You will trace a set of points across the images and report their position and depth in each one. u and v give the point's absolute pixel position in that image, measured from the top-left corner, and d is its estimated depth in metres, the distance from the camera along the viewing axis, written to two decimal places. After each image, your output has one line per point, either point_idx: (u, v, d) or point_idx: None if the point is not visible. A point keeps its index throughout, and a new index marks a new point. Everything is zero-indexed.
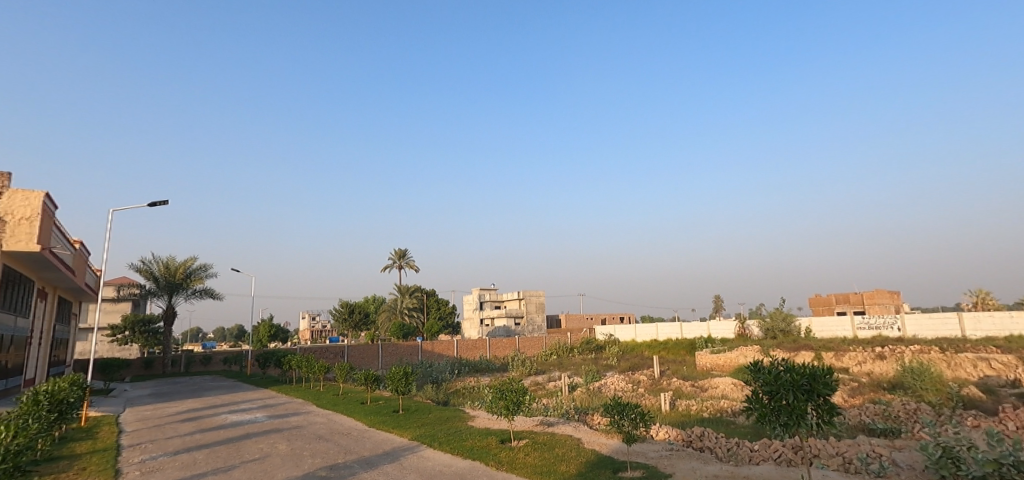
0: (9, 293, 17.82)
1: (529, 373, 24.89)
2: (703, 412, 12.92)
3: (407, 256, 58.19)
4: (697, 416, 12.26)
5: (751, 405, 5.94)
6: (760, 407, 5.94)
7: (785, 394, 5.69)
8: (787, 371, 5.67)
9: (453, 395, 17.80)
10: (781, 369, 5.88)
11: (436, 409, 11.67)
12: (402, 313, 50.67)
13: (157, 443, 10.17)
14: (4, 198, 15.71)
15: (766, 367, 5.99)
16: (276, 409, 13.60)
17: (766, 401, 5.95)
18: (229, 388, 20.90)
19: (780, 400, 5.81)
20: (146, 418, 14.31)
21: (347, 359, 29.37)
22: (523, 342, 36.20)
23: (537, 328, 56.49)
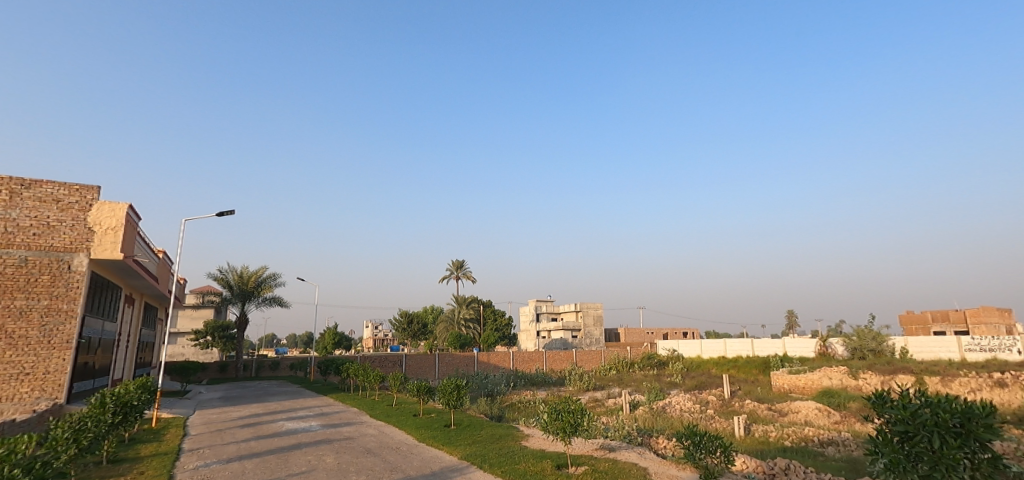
0: (98, 298, 18.99)
1: (587, 388, 23.94)
2: (784, 440, 11.88)
3: (464, 267, 58.54)
4: (778, 447, 11.41)
5: (875, 449, 4.91)
6: (890, 452, 4.83)
7: (924, 434, 4.66)
8: (927, 406, 4.66)
9: (510, 410, 17.25)
10: (917, 404, 4.83)
11: (489, 426, 11.15)
12: (459, 324, 50.95)
13: (214, 449, 10.27)
14: (92, 211, 16.89)
15: (896, 400, 4.95)
16: (331, 418, 13.58)
17: (897, 444, 4.85)
18: (292, 394, 21.35)
19: (915, 441, 4.73)
20: (211, 421, 14.70)
21: (405, 369, 29.54)
22: (581, 356, 35.17)
23: (595, 341, 55.11)
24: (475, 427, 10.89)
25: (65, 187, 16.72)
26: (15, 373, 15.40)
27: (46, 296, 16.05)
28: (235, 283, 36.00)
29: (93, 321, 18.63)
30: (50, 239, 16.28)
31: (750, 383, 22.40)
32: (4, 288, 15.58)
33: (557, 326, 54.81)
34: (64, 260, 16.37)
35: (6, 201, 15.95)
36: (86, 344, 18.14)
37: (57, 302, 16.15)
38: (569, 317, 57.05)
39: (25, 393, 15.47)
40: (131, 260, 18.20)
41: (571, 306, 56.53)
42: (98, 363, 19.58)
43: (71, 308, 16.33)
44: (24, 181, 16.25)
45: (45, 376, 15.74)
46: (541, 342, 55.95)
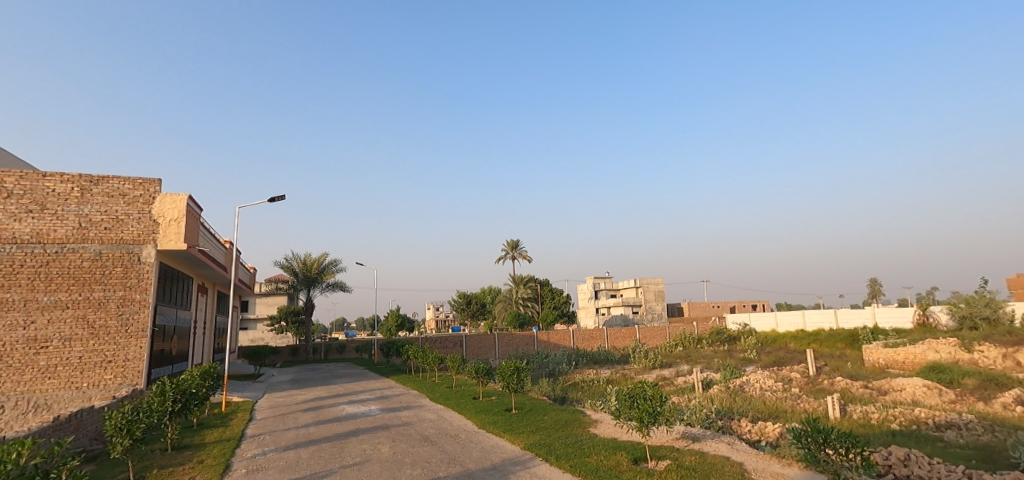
0: (170, 288, 19.70)
1: (654, 366, 22.81)
2: (891, 423, 10.63)
3: (519, 246, 58.05)
4: (884, 430, 10.10)
5: None
6: None
7: None
8: None
9: (575, 392, 16.49)
10: None
11: (553, 409, 10.44)
12: (517, 303, 50.80)
13: (275, 436, 10.14)
14: (156, 203, 17.32)
15: None
16: (390, 402, 13.30)
17: None
18: (356, 376, 21.53)
19: None
20: (277, 405, 14.84)
21: (465, 348, 29.48)
22: (645, 332, 33.84)
23: (657, 316, 53.37)
24: (536, 412, 10.19)
25: (130, 182, 17.25)
26: (98, 361, 16.21)
27: (121, 287, 16.69)
28: (299, 269, 37.04)
29: (167, 310, 19.34)
30: (119, 232, 16.88)
31: (837, 358, 20.52)
32: (83, 281, 16.36)
33: (617, 302, 53.47)
34: (133, 252, 16.95)
35: (78, 198, 16.69)
36: (162, 332, 18.86)
37: (131, 292, 16.77)
38: (628, 293, 55.53)
39: (108, 380, 16.26)
40: (196, 250, 18.61)
41: (630, 281, 54.93)
42: (176, 350, 20.45)
43: (144, 298, 16.92)
44: (92, 177, 16.92)
45: (125, 364, 16.46)
46: (601, 319, 54.85)
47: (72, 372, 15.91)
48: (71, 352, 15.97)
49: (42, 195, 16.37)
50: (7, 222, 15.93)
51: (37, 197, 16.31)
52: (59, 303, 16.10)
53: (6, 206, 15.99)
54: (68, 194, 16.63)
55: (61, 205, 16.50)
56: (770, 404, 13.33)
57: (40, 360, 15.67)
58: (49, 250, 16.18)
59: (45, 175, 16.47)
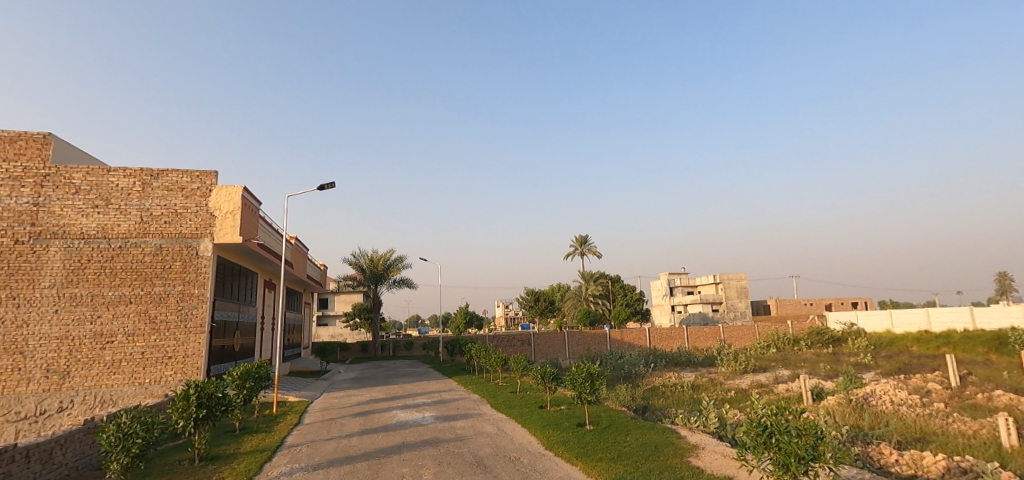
0: (234, 284, 19.43)
1: (746, 371, 20.09)
2: None
3: (588, 242, 55.79)
4: None
5: None
6: None
7: None
8: None
9: (658, 401, 14.33)
10: None
11: (638, 426, 8.48)
12: (587, 301, 48.45)
13: (313, 448, 8.92)
14: (212, 196, 16.95)
15: None
16: (446, 409, 11.81)
17: None
18: (418, 376, 20.44)
19: None
20: (331, 407, 13.80)
21: (533, 347, 27.93)
22: (731, 332, 30.63)
23: (740, 315, 49.24)
24: (614, 429, 8.31)
25: (187, 175, 16.96)
26: (159, 357, 16.01)
27: (180, 281, 16.42)
28: (367, 266, 36.86)
29: (230, 305, 19.01)
30: (179, 226, 16.63)
31: (980, 366, 16.95)
32: (145, 276, 16.24)
33: (694, 299, 49.88)
34: (191, 246, 16.63)
35: (139, 192, 16.59)
36: (225, 328, 18.51)
37: (190, 287, 16.46)
38: (706, 290, 51.80)
39: (169, 376, 16.01)
40: (255, 244, 18.13)
41: (709, 277, 51.16)
42: (241, 346, 20.19)
43: (202, 293, 16.55)
44: (152, 171, 16.74)
45: (185, 360, 16.14)
46: (677, 317, 51.47)
47: (135, 367, 15.85)
48: (134, 348, 15.91)
49: (107, 190, 16.41)
50: (76, 217, 16.11)
51: (102, 192, 16.37)
52: (123, 298, 16.07)
53: (74, 202, 16.16)
54: (131, 188, 16.57)
55: (125, 199, 16.47)
56: (912, 422, 10.60)
57: (106, 355, 15.73)
58: (114, 245, 16.19)
59: (109, 170, 16.49)
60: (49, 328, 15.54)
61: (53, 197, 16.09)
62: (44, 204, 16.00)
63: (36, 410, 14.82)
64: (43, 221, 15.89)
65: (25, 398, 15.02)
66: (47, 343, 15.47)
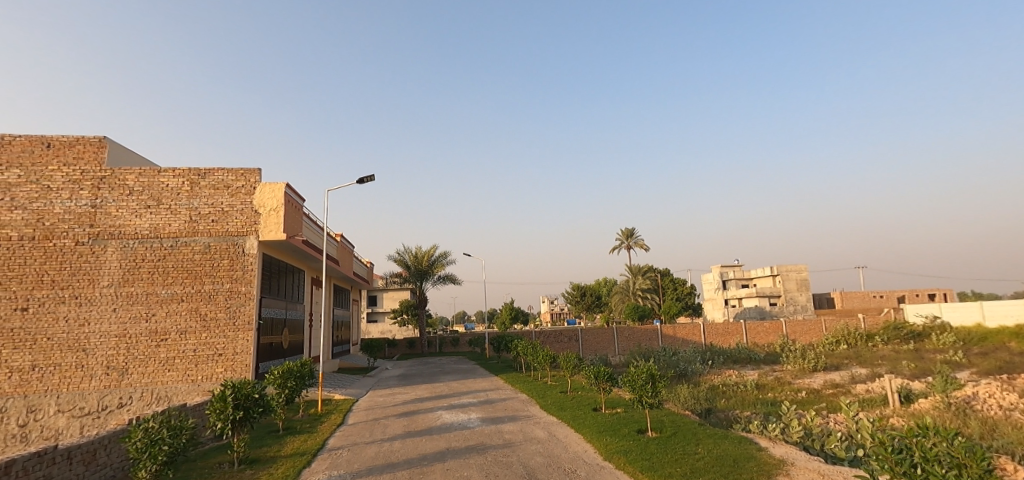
0: (281, 281, 19.48)
1: (815, 369, 18.57)
2: None
3: (635, 234, 54.07)
4: None
5: None
6: None
7: None
8: None
9: (722, 404, 13.21)
10: None
11: (709, 436, 7.54)
12: (636, 295, 46.67)
13: (354, 453, 8.44)
14: (257, 193, 16.94)
15: None
16: (494, 410, 11.16)
17: None
18: (464, 373, 19.96)
19: None
20: (376, 406, 13.42)
21: (581, 343, 27.17)
22: (794, 327, 28.72)
23: (800, 309, 46.52)
24: (681, 439, 7.41)
25: (232, 173, 17.01)
26: (210, 354, 16.14)
27: (228, 279, 16.50)
28: (411, 262, 36.80)
29: (278, 303, 19.06)
30: (225, 224, 16.71)
31: None
32: (194, 274, 16.41)
33: (750, 292, 47.50)
34: (237, 244, 16.67)
35: (188, 192, 16.77)
36: (273, 325, 18.56)
37: (237, 285, 16.52)
38: (763, 283, 49.02)
39: (219, 373, 16.11)
40: (300, 240, 18.07)
41: (765, 269, 48.55)
42: (289, 343, 20.27)
43: (248, 291, 16.58)
44: (199, 170, 16.88)
45: (234, 357, 16.21)
46: (731, 311, 49.14)
47: (188, 365, 16.04)
48: (187, 345, 16.10)
49: (158, 191, 16.65)
50: (130, 218, 16.44)
51: (153, 193, 16.63)
52: (175, 296, 16.28)
53: (128, 203, 16.49)
54: (180, 188, 16.77)
55: (174, 199, 16.68)
56: None
57: (161, 352, 16.00)
58: (165, 244, 16.42)
59: (159, 170, 16.73)
60: (108, 326, 15.92)
61: (109, 199, 16.46)
62: (101, 206, 16.40)
63: (98, 406, 15.46)
64: (100, 222, 16.30)
65: (89, 395, 15.55)
66: (107, 341, 15.86)
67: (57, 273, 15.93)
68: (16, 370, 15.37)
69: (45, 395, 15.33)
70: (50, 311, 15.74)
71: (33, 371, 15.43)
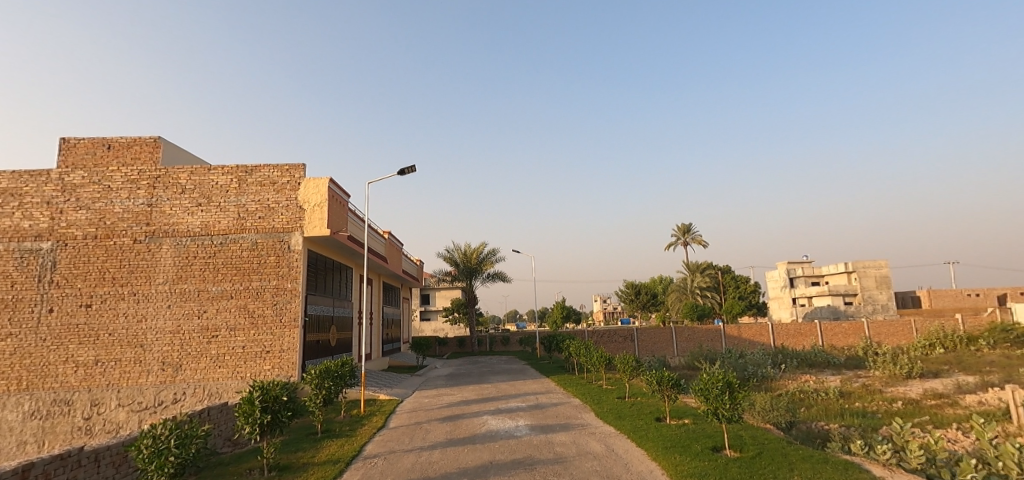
0: (329, 278, 19.28)
1: (909, 376, 17.12)
2: None
3: (692, 230, 51.54)
4: None
5: None
6: None
7: None
8: None
9: (806, 417, 11.68)
10: None
11: (806, 463, 6.20)
12: (695, 293, 44.35)
13: (390, 463, 7.69)
14: (301, 189, 16.71)
15: None
16: (543, 416, 10.15)
17: None
18: (514, 374, 19.12)
19: None
20: (420, 408, 12.73)
21: (637, 344, 26.03)
22: (877, 328, 26.19)
23: (880, 308, 42.96)
24: (772, 467, 6.10)
25: (278, 169, 16.85)
26: (258, 351, 16.03)
27: (274, 276, 16.35)
28: (461, 260, 36.34)
29: (326, 300, 18.86)
30: (271, 221, 16.56)
31: None
32: (242, 271, 16.35)
33: (822, 291, 44.22)
34: (283, 240, 16.49)
35: (236, 189, 16.73)
36: (321, 323, 18.33)
37: (283, 282, 16.33)
38: (836, 280, 45.49)
39: (267, 371, 15.96)
40: (345, 236, 17.74)
41: (839, 266, 45.07)
42: (337, 340, 20.07)
43: (294, 287, 16.36)
44: (246, 167, 16.81)
45: (281, 355, 16.00)
46: (800, 310, 45.87)
47: (237, 362, 15.98)
48: (236, 342, 16.07)
49: (208, 188, 16.70)
50: (182, 216, 16.56)
51: (204, 191, 16.69)
52: (225, 293, 16.27)
53: (181, 201, 16.62)
54: (228, 185, 16.76)
55: (223, 197, 16.69)
56: None
57: (212, 349, 16.02)
58: (215, 241, 16.45)
59: (209, 168, 16.77)
60: (163, 322, 16.10)
61: (163, 197, 16.62)
62: (156, 204, 16.58)
63: (155, 401, 15.63)
64: (156, 220, 16.49)
65: (146, 390, 15.75)
66: (162, 337, 16.04)
67: (116, 271, 16.24)
68: (80, 365, 15.75)
69: (107, 390, 15.64)
70: (111, 308, 16.06)
71: (96, 366, 15.78)
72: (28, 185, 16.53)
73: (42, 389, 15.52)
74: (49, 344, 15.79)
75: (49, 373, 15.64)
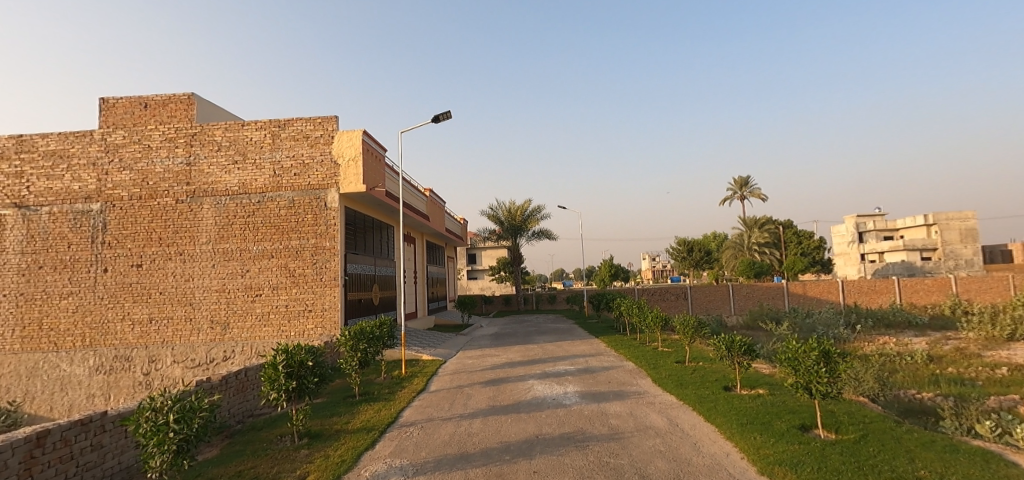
0: (369, 237, 18.82)
1: (1009, 340, 15.14)
2: None
3: (750, 183, 48.47)
4: None
5: None
6: None
7: None
8: None
9: (894, 385, 10.30)
10: None
11: (933, 454, 4.97)
12: (752, 251, 41.73)
13: (426, 433, 6.97)
14: (335, 143, 16.03)
15: None
16: (594, 382, 9.21)
17: None
18: (563, 334, 18.30)
19: None
20: (463, 370, 12.09)
21: (691, 303, 24.64)
22: (965, 285, 23.71)
23: (962, 264, 39.52)
24: (887, 457, 4.91)
25: (310, 122, 16.18)
26: (301, 310, 15.82)
27: (313, 234, 15.94)
28: (506, 218, 35.45)
29: (367, 259, 18.43)
30: (307, 177, 16.02)
31: None
32: (282, 230, 16.02)
33: (896, 246, 40.86)
34: (320, 197, 15.97)
35: (270, 144, 16.23)
36: (363, 282, 17.97)
37: (322, 240, 15.92)
38: (913, 234, 41.86)
39: (311, 330, 15.77)
40: (382, 192, 17.07)
41: (917, 219, 41.41)
42: (381, 299, 19.77)
43: (333, 246, 15.92)
44: (279, 121, 16.22)
45: (324, 314, 15.75)
46: (869, 267, 42.79)
47: (282, 320, 15.86)
48: (280, 301, 15.89)
49: (243, 145, 16.27)
50: (220, 174, 16.26)
51: (239, 147, 16.28)
52: (266, 252, 16.03)
53: (217, 159, 16.29)
54: (263, 141, 16.26)
55: (259, 153, 16.24)
56: None
57: (257, 307, 15.93)
58: (253, 199, 16.12)
59: (243, 124, 16.30)
60: (209, 281, 16.08)
61: (201, 155, 16.33)
62: (195, 162, 16.32)
63: (206, 358, 15.78)
64: (195, 179, 16.27)
65: (198, 347, 15.91)
66: (209, 295, 16.06)
67: (162, 231, 16.25)
68: (136, 322, 16.05)
69: (162, 347, 15.90)
70: (160, 267, 16.16)
71: (150, 324, 16.04)
72: (74, 146, 16.53)
73: (104, 346, 15.94)
74: (106, 302, 16.09)
75: (109, 330, 16.03)
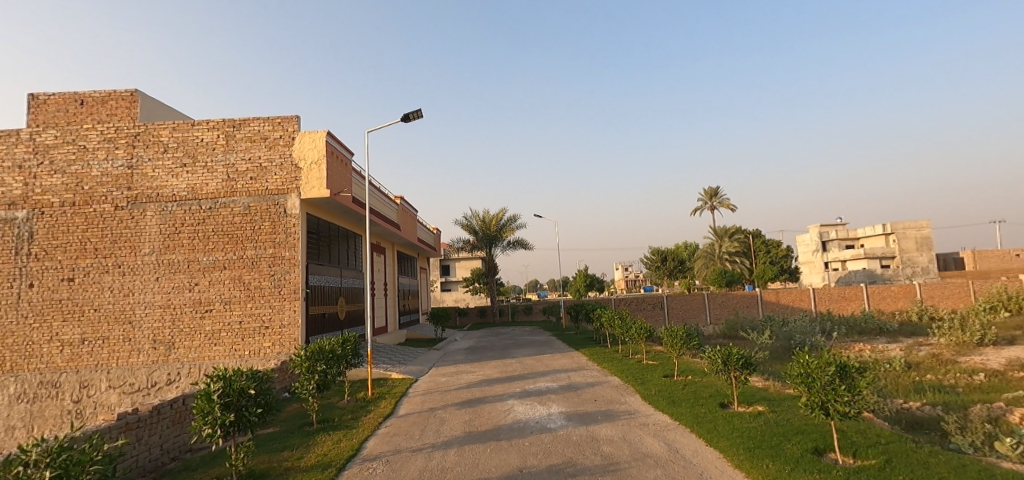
0: (334, 247, 17.74)
1: (980, 345, 15.19)
2: None
3: (719, 193, 49.05)
4: None
5: None
6: None
7: None
8: None
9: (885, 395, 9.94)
10: None
11: None
12: (721, 260, 42.02)
13: (394, 469, 6.07)
14: (296, 145, 14.99)
15: None
16: (580, 401, 8.47)
17: None
18: (539, 347, 17.55)
19: None
20: (435, 390, 11.18)
21: (667, 313, 24.29)
22: (928, 292, 24.15)
23: (918, 271, 40.78)
24: None
25: (268, 122, 15.11)
26: (256, 327, 14.61)
27: (271, 244, 14.80)
28: (479, 228, 34.67)
29: (331, 270, 17.31)
30: (264, 182, 14.91)
31: None
32: (236, 239, 14.82)
33: (857, 254, 41.86)
34: (279, 203, 14.86)
35: (224, 146, 15.06)
36: (327, 295, 16.83)
37: (280, 250, 14.79)
38: (872, 243, 42.99)
39: (267, 348, 14.55)
40: (347, 198, 16.07)
41: (875, 228, 42.59)
42: (347, 313, 18.62)
43: (293, 256, 14.80)
44: (234, 121, 15.08)
45: (282, 331, 14.56)
46: (833, 275, 43.69)
47: (235, 338, 14.60)
48: (232, 317, 14.65)
49: (193, 146, 15.04)
50: (166, 178, 14.97)
51: (188, 149, 15.04)
52: (217, 263, 14.78)
53: (164, 161, 15.00)
54: (215, 142, 15.07)
55: (210, 155, 15.03)
56: None
57: (206, 324, 14.62)
58: (204, 206, 14.88)
59: (193, 123, 15.07)
60: (152, 296, 14.71)
61: (144, 157, 15.02)
62: (137, 165, 14.99)
63: (148, 382, 14.34)
64: (138, 184, 14.93)
65: (137, 370, 14.45)
66: (152, 312, 14.67)
67: (99, 241, 14.81)
68: (66, 343, 14.50)
69: (96, 370, 14.38)
70: (95, 281, 14.69)
71: (83, 345, 14.53)
72: None
73: (28, 370, 14.31)
74: (31, 322, 14.50)
75: (34, 353, 14.42)
